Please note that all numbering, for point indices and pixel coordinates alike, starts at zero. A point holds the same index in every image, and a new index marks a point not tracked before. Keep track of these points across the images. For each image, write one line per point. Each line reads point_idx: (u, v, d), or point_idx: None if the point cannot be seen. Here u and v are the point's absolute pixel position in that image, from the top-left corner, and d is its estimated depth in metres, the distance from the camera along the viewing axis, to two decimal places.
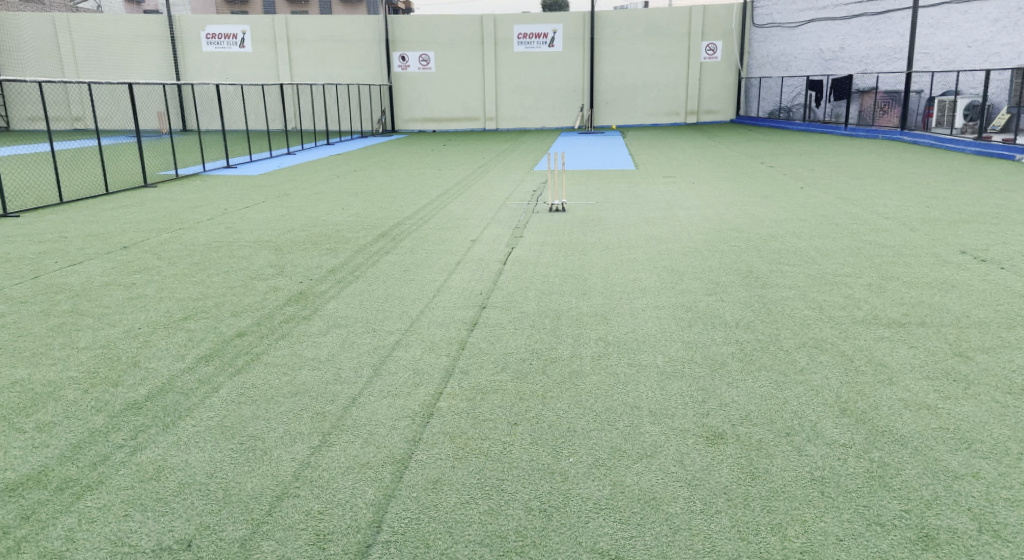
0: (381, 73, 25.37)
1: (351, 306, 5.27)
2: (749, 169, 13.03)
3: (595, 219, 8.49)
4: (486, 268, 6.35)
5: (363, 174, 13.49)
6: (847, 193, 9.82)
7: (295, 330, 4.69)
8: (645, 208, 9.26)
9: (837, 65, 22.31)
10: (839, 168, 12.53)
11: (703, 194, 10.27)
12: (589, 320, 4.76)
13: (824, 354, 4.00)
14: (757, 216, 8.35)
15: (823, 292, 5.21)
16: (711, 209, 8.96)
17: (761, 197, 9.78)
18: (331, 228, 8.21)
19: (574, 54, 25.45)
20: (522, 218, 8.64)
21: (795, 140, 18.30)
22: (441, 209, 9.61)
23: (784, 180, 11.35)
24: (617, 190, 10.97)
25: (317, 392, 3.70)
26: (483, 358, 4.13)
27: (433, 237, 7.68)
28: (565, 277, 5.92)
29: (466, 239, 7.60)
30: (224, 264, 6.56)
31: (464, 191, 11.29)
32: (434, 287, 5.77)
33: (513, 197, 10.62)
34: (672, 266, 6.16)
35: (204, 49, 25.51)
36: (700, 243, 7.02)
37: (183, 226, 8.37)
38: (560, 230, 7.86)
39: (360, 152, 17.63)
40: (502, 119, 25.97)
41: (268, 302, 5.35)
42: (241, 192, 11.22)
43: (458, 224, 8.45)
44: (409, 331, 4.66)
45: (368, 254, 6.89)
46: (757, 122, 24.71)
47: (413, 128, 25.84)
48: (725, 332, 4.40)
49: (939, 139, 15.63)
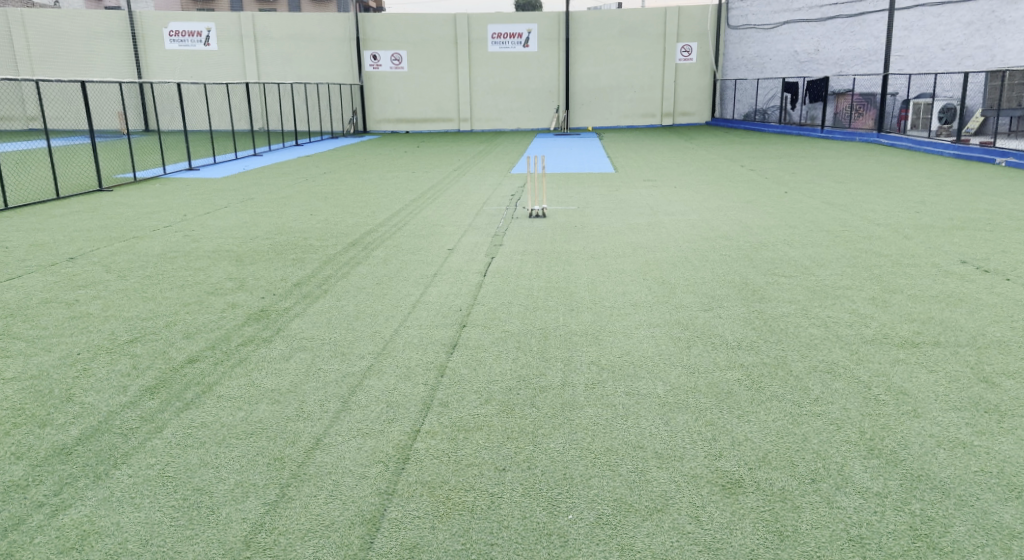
0: (352, 72, 24.79)
1: (318, 324, 4.83)
2: (731, 172, 12.80)
3: (577, 226, 8.15)
4: (465, 280, 5.95)
5: (334, 177, 13.00)
6: (832, 197, 9.61)
7: (254, 356, 4.24)
8: (628, 213, 8.95)
9: (811, 67, 22.28)
10: (820, 171, 12.35)
11: (685, 199, 10.01)
12: (579, 341, 4.38)
13: (838, 380, 3.65)
14: (744, 222, 8.06)
15: (825, 307, 4.89)
16: (696, 214, 8.67)
17: (745, 202, 9.52)
18: (298, 236, 7.74)
19: (549, 54, 25.11)
20: (501, 225, 8.26)
21: (773, 142, 18.18)
22: (415, 214, 9.19)
23: (766, 184, 11.12)
24: (598, 194, 10.65)
25: (276, 431, 3.25)
26: (464, 387, 3.71)
27: (407, 246, 7.25)
28: (550, 291, 5.55)
29: (443, 247, 7.19)
30: (180, 277, 6.05)
31: (439, 196, 10.88)
32: (409, 301, 5.35)
33: (490, 201, 10.24)
34: (662, 278, 5.82)
35: (167, 47, 24.70)
36: (688, 252, 6.70)
37: (138, 234, 7.83)
38: (542, 237, 7.49)
39: (330, 154, 17.10)
40: (477, 120, 25.53)
41: (226, 321, 4.88)
42: (204, 197, 10.68)
43: (433, 231, 8.04)
44: (381, 355, 4.23)
45: (337, 266, 6.45)
46: (732, 124, 24.60)
47: (385, 129, 25.30)
48: (728, 354, 4.04)
49: (916, 142, 15.58)
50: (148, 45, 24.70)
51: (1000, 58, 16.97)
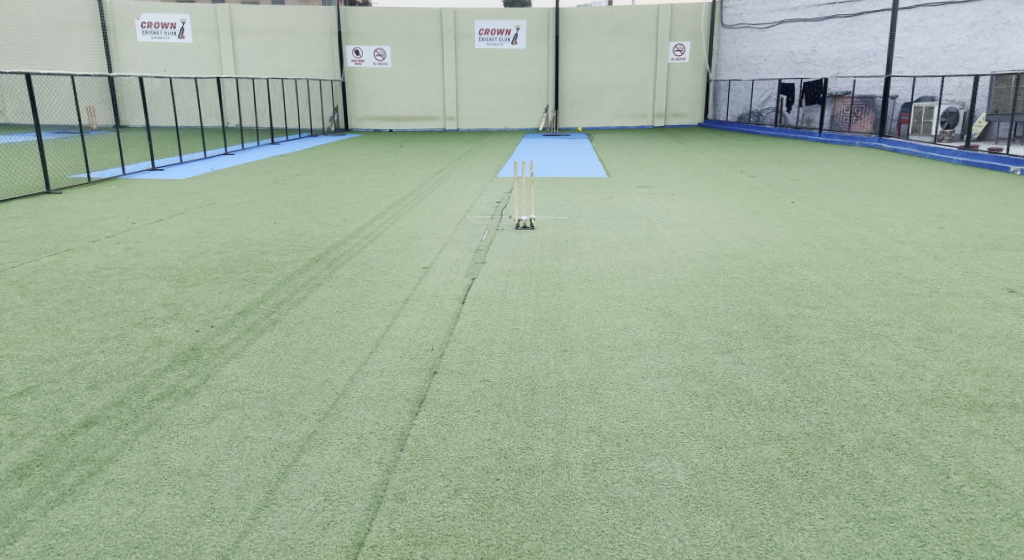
0: (333, 68, 23.85)
1: (257, 369, 3.99)
2: (730, 178, 12.08)
3: (568, 240, 7.36)
4: (440, 307, 5.14)
5: (307, 180, 12.15)
6: (844, 208, 8.88)
7: (168, 417, 3.40)
8: (623, 224, 8.20)
9: (808, 68, 21.61)
10: (825, 178, 11.64)
11: (685, 208, 9.25)
12: (574, 397, 3.55)
13: (905, 462, 2.87)
14: (752, 237, 7.29)
15: (866, 351, 4.10)
16: (699, 227, 7.91)
17: (750, 213, 8.77)
18: (255, 249, 6.88)
19: (538, 52, 24.29)
20: (484, 237, 7.49)
21: (770, 146, 17.48)
22: (391, 224, 8.38)
23: (769, 192, 10.40)
24: (590, 202, 9.86)
25: (169, 547, 2.43)
26: (428, 469, 2.89)
27: (377, 263, 6.42)
28: (539, 323, 4.75)
29: (417, 264, 6.40)
30: (106, 302, 5.19)
31: (418, 202, 10.05)
32: (373, 337, 4.52)
33: (474, 209, 9.44)
34: (669, 308, 5.02)
35: (139, 39, 23.68)
36: (695, 275, 5.91)
37: (73, 246, 6.96)
38: (529, 253, 6.71)
39: (307, 153, 16.21)
40: (463, 119, 24.66)
41: (144, 365, 4.03)
42: (162, 201, 9.80)
43: (408, 245, 7.22)
44: (328, 416, 3.40)
45: (293, 287, 5.61)
46: (726, 126, 23.92)
47: (367, 127, 24.39)
48: (759, 420, 3.25)
49: (922, 147, 14.93)
50: (119, 37, 23.68)
51: (1005, 61, 16.33)
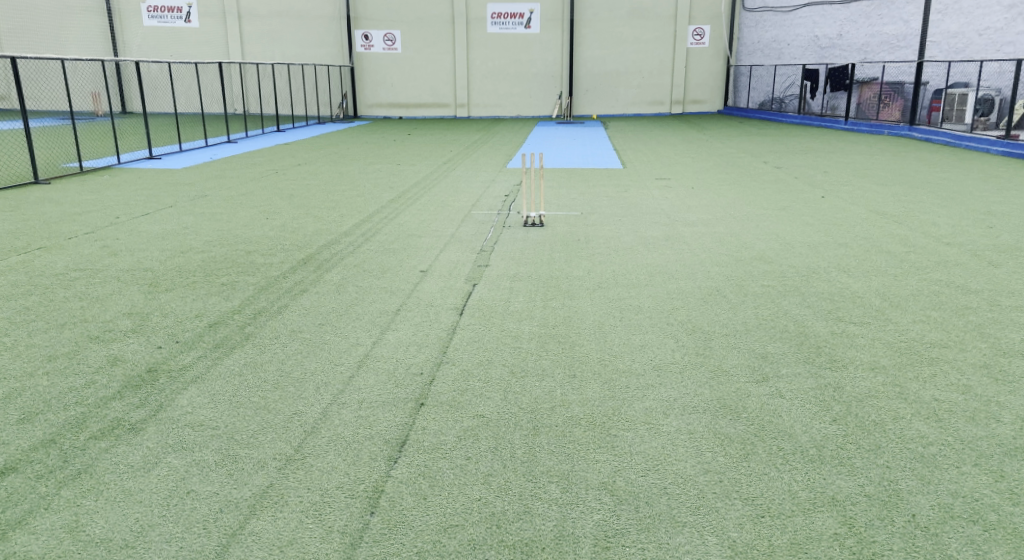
0: (341, 53, 23.28)
1: (217, 398, 3.46)
2: (753, 170, 11.46)
3: (580, 240, 6.81)
4: (436, 319, 4.60)
5: (309, 170, 11.66)
6: (878, 204, 8.25)
7: (103, 461, 2.88)
8: (640, 221, 7.64)
9: (833, 53, 20.76)
10: (854, 170, 10.98)
11: (705, 203, 8.65)
12: (583, 440, 2.99)
13: (997, 547, 2.29)
14: (781, 237, 6.70)
15: (925, 382, 3.51)
16: (721, 225, 7.33)
17: (776, 209, 8.16)
18: (241, 248, 6.38)
19: (552, 36, 23.51)
20: (489, 236, 6.96)
21: (793, 134, 16.76)
22: (392, 219, 7.86)
23: (795, 186, 9.78)
24: (604, 196, 9.30)
25: None
26: (401, 544, 2.35)
27: (371, 266, 5.89)
28: (545, 340, 4.20)
29: (415, 267, 5.87)
30: (66, 310, 4.69)
31: (422, 195, 9.53)
32: (356, 357, 3.98)
33: (480, 203, 8.91)
34: (692, 323, 4.44)
35: (146, 23, 23.19)
36: (720, 282, 5.33)
37: (48, 243, 6.49)
38: (536, 254, 6.19)
39: (312, 142, 15.71)
40: (474, 106, 24.00)
41: (90, 392, 3.52)
42: (153, 192, 9.33)
43: (407, 244, 6.69)
44: (291, 463, 2.86)
45: (276, 294, 5.09)
46: (747, 114, 23.13)
47: (376, 114, 23.83)
48: (808, 479, 2.68)
49: (956, 137, 14.18)
50: (125, 21, 23.23)
51: None
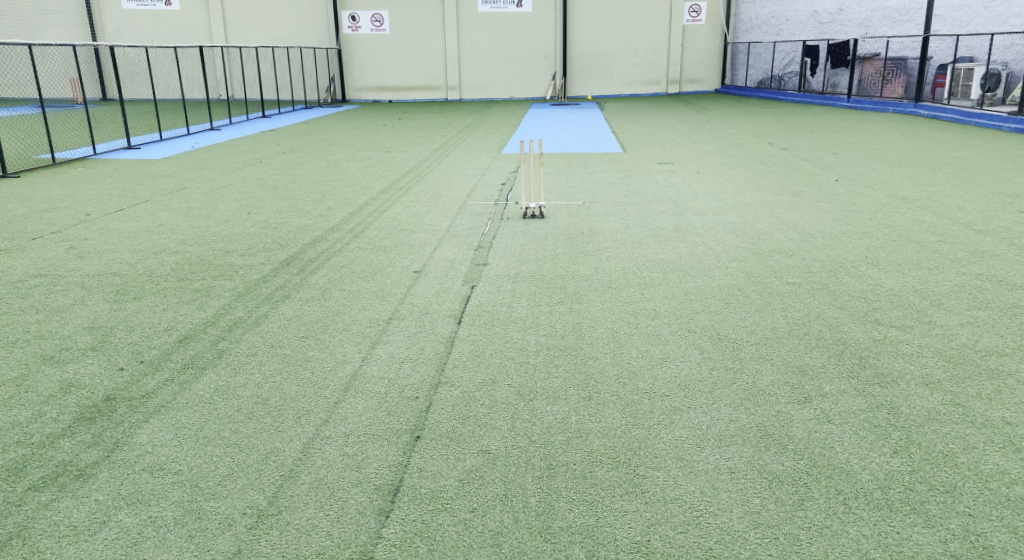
0: (328, 35, 22.61)
1: (181, 434, 3.00)
2: (758, 152, 11.03)
3: (584, 233, 6.39)
4: (432, 329, 4.16)
5: (296, 159, 11.16)
6: (895, 187, 7.84)
7: (38, 524, 2.43)
8: (646, 211, 7.22)
9: (833, 29, 20.23)
10: (864, 151, 10.56)
11: (713, 189, 8.22)
12: (608, 484, 2.56)
13: None
14: (799, 226, 6.29)
15: (989, 400, 3.09)
16: (733, 213, 6.90)
17: (788, 195, 7.74)
18: (219, 248, 5.91)
19: (545, 15, 22.84)
20: (487, 230, 6.56)
21: (795, 113, 16.32)
22: (383, 212, 7.40)
23: (805, 169, 9.36)
24: (605, 183, 8.86)
25: None
26: None
27: (361, 266, 5.44)
28: (555, 354, 3.77)
29: (408, 267, 5.43)
30: (19, 325, 4.22)
31: (415, 184, 9.07)
32: (343, 377, 3.52)
33: (475, 193, 8.46)
34: (716, 330, 4.00)
35: (125, 6, 22.59)
36: (741, 280, 4.91)
37: (10, 244, 6.00)
38: (538, 251, 5.78)
39: (299, 128, 15.16)
40: (466, 88, 23.37)
41: (35, 428, 3.06)
42: (129, 185, 8.81)
43: (399, 240, 6.26)
44: (265, 520, 2.43)
45: (254, 302, 4.62)
46: (745, 92, 22.62)
47: (366, 98, 23.21)
48: (879, 535, 2.26)
49: (964, 113, 13.77)
50: (103, 4, 22.62)
51: None
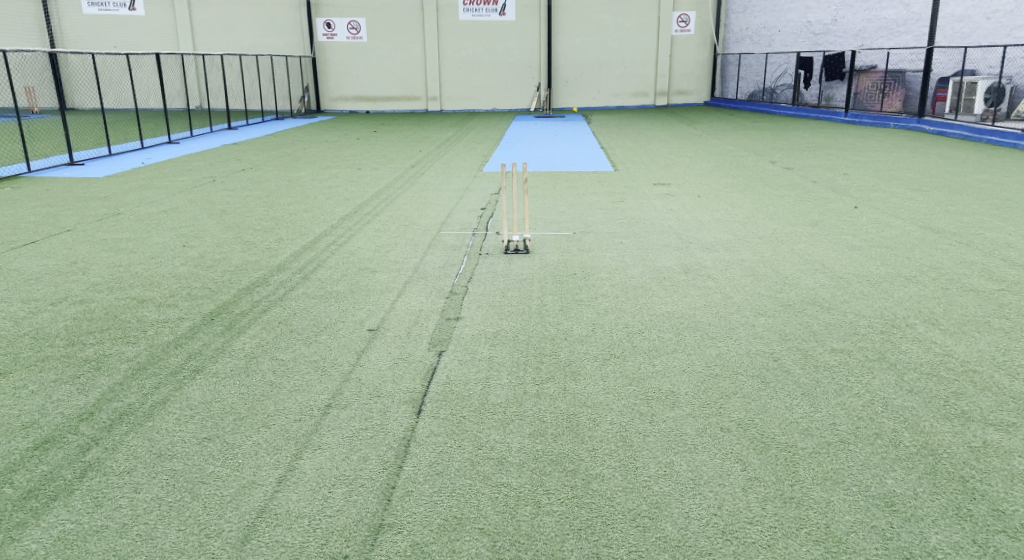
0: (302, 43, 21.59)
1: None
2: (762, 171, 10.19)
3: (576, 275, 5.45)
4: (381, 424, 3.14)
5: (255, 177, 10.13)
6: (924, 216, 6.98)
7: None
8: (647, 244, 6.31)
9: (827, 40, 19.53)
10: (876, 172, 9.73)
11: (719, 217, 7.30)
12: None
13: None
14: (827, 267, 5.39)
15: None
16: (747, 249, 6.00)
17: (805, 225, 6.84)
18: (135, 297, 4.87)
19: (529, 24, 21.95)
20: (463, 271, 5.61)
21: (792, 128, 15.55)
22: (343, 245, 6.39)
23: (817, 192, 8.49)
24: (597, 208, 7.92)
25: None
26: None
27: (304, 322, 4.43)
28: (546, 468, 2.76)
29: (363, 323, 4.43)
30: None
31: (383, 209, 8.07)
32: (247, 515, 2.50)
33: (451, 220, 7.51)
34: (760, 430, 3.02)
35: (85, 12, 21.48)
36: (774, 345, 3.96)
37: None
38: (522, 302, 4.82)
39: (265, 141, 14.12)
40: (447, 99, 22.39)
41: None
42: (53, 209, 7.73)
43: (359, 283, 5.27)
44: None
45: (154, 381, 3.58)
46: (736, 105, 21.88)
47: (341, 108, 22.21)
48: None
49: (973, 129, 13.09)
50: (63, 9, 21.51)
51: None
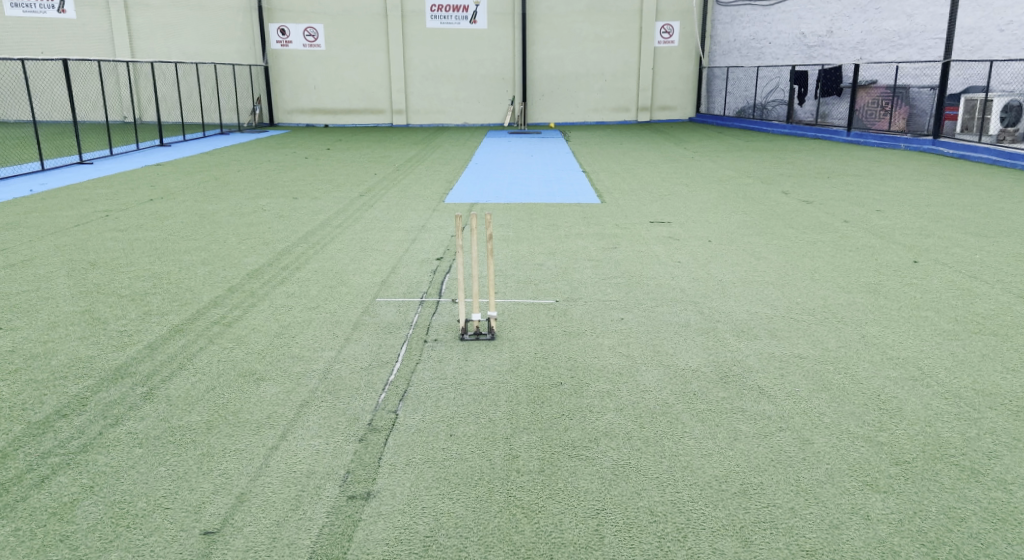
0: (253, 51, 19.72)
1: None
2: (776, 204, 8.55)
3: (562, 388, 3.64)
4: None
5: (161, 210, 8.22)
6: (1012, 279, 5.34)
7: None
8: (659, 324, 4.54)
9: (822, 53, 18.11)
10: (914, 207, 8.13)
11: (744, 277, 5.57)
12: None
13: None
14: (933, 378, 3.65)
15: None
16: (800, 337, 4.27)
17: (862, 292, 5.14)
18: None
19: (502, 33, 20.24)
20: (396, 376, 3.79)
21: (792, 149, 14.03)
22: (232, 326, 4.53)
23: (855, 236, 6.86)
24: (584, 259, 6.16)
25: None
26: None
27: (96, 514, 2.58)
28: None
29: (201, 512, 2.60)
30: None
31: (308, 259, 6.24)
32: None
33: (395, 278, 5.68)
34: None
35: (8, 13, 19.27)
36: None
37: None
38: (478, 450, 3.01)
39: (195, 161, 12.19)
40: (413, 112, 20.57)
41: None
42: None
43: (227, 406, 3.41)
44: None
45: None
46: (724, 122, 20.38)
47: (297, 122, 20.34)
48: None
49: (1000, 154, 11.64)
50: None
51: None
